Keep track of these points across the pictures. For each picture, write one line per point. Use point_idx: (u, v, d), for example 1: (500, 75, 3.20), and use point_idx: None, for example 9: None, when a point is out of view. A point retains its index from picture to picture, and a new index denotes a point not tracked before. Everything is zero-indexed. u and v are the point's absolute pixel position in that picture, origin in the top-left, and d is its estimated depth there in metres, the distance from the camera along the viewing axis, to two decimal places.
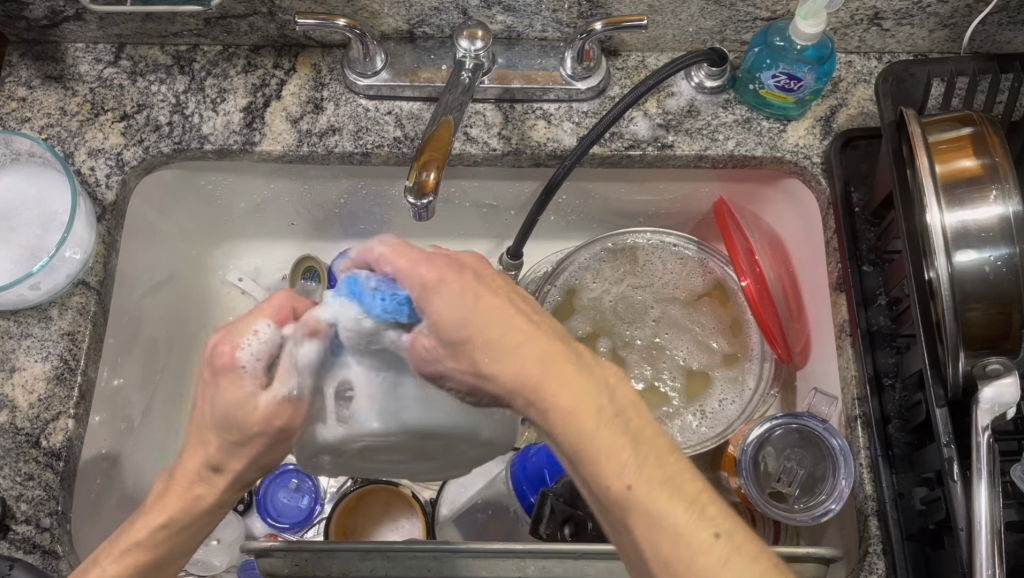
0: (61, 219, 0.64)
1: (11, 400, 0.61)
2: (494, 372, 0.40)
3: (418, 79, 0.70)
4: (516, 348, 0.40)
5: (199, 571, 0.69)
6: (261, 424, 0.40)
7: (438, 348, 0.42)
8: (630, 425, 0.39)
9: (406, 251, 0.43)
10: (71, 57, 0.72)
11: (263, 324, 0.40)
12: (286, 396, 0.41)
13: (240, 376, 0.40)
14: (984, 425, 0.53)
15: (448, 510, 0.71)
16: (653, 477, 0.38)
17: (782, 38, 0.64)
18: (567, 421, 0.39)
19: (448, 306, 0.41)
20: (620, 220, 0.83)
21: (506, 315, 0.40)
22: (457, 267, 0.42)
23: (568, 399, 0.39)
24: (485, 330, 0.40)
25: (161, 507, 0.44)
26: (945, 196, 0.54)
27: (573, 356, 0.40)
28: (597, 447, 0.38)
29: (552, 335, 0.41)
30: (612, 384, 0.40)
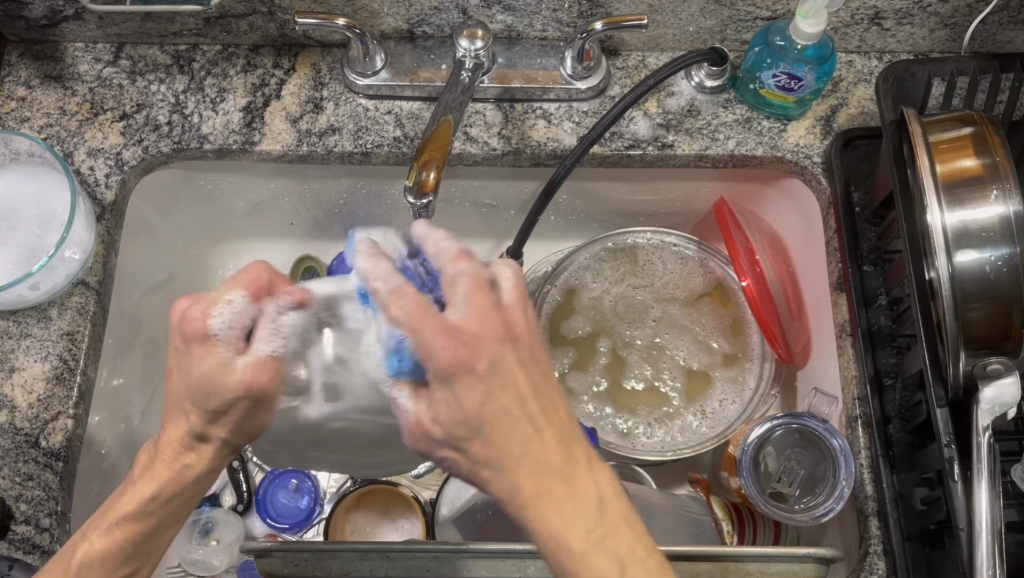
0: (61, 218, 0.64)
1: (11, 400, 0.61)
2: (491, 483, 0.40)
3: (418, 78, 0.70)
4: (516, 464, 0.39)
5: (199, 571, 0.69)
6: (241, 385, 0.40)
7: (438, 442, 0.40)
8: (616, 551, 0.40)
9: (429, 321, 0.38)
10: (71, 57, 0.72)
11: (236, 295, 0.41)
12: (266, 354, 0.41)
13: (213, 344, 0.40)
14: (984, 425, 0.53)
15: (447, 510, 0.70)
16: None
17: (783, 38, 0.64)
18: (556, 543, 0.40)
19: (456, 401, 0.38)
20: (620, 220, 0.82)
21: (511, 427, 0.39)
22: (474, 348, 0.38)
23: (559, 524, 0.39)
24: (490, 439, 0.39)
25: (149, 478, 0.44)
26: (945, 196, 0.54)
27: (569, 476, 0.40)
28: (586, 574, 0.40)
29: (554, 446, 0.40)
30: (603, 504, 0.40)
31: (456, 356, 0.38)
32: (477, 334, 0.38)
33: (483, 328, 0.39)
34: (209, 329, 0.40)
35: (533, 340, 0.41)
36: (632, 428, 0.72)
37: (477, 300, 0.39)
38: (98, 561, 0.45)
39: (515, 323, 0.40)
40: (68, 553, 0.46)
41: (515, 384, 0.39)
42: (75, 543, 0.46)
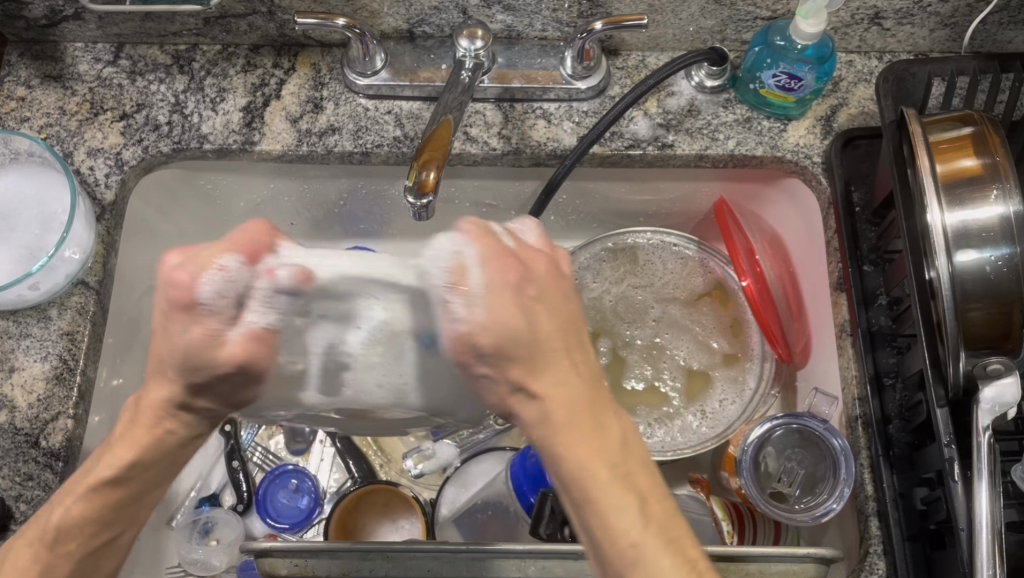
0: (61, 218, 0.64)
1: (11, 400, 0.61)
2: (523, 407, 0.41)
3: (418, 78, 0.70)
4: (551, 381, 0.40)
5: (199, 571, 0.69)
6: (232, 360, 0.40)
7: (474, 358, 0.40)
8: (637, 485, 0.40)
9: (487, 242, 0.41)
10: (71, 57, 0.72)
11: (230, 260, 0.39)
12: (260, 328, 0.40)
13: (201, 312, 0.39)
14: (984, 425, 0.53)
15: (448, 510, 0.71)
16: (655, 540, 0.39)
17: (783, 38, 0.64)
18: (578, 472, 0.40)
19: (504, 316, 0.39)
20: (621, 220, 0.82)
21: (553, 349, 0.40)
22: (526, 271, 0.41)
23: (586, 454, 0.40)
24: (531, 357, 0.40)
25: (127, 444, 0.45)
26: (946, 196, 0.54)
27: (598, 410, 0.41)
28: (605, 504, 0.39)
29: (587, 379, 0.41)
30: (627, 441, 0.41)
31: (509, 274, 0.40)
32: (527, 260, 0.42)
33: (531, 258, 0.42)
34: (196, 296, 0.38)
35: (573, 287, 0.43)
36: None
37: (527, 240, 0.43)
38: (75, 525, 0.46)
39: (560, 267, 0.43)
40: (43, 518, 0.47)
41: (558, 312, 0.41)
42: (50, 506, 0.47)
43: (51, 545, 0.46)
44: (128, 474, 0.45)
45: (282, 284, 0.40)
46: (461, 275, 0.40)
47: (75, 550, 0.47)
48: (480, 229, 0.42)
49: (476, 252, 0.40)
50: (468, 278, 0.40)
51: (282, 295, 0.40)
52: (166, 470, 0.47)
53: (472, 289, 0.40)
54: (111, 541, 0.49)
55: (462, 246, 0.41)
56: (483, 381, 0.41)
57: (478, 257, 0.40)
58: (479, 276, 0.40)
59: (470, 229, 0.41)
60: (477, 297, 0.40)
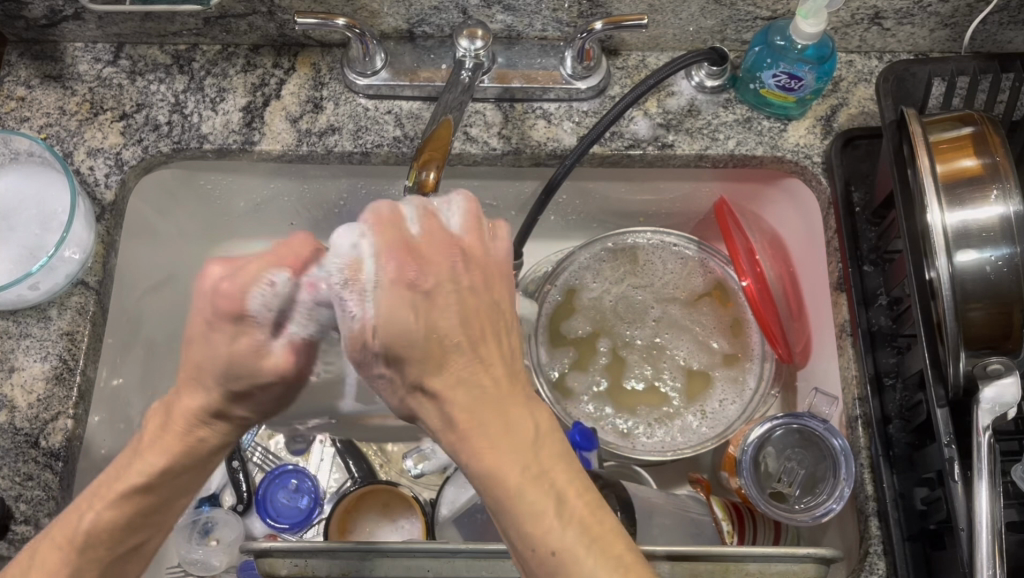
0: (61, 218, 0.64)
1: (11, 400, 0.61)
2: (427, 409, 0.40)
3: (418, 78, 0.70)
4: (449, 381, 0.39)
5: (199, 571, 0.69)
6: (277, 369, 0.42)
7: (375, 356, 0.40)
8: (551, 481, 0.39)
9: (389, 235, 0.41)
10: (71, 57, 0.72)
11: (279, 276, 0.41)
12: (298, 338, 0.42)
13: (252, 326, 0.41)
14: (984, 425, 0.53)
15: (448, 510, 0.70)
16: (575, 538, 0.39)
17: (783, 38, 0.64)
18: (489, 474, 0.39)
19: (397, 313, 0.40)
20: (621, 220, 0.82)
21: (452, 347, 0.40)
22: (421, 266, 0.41)
23: (489, 452, 0.39)
24: (429, 356, 0.39)
25: (158, 450, 0.45)
26: (946, 196, 0.54)
27: (504, 405, 0.40)
28: (519, 504, 0.39)
29: (495, 374, 0.40)
30: (540, 436, 0.40)
31: (404, 270, 0.40)
32: (424, 251, 0.41)
33: (432, 251, 0.41)
34: (248, 309, 0.40)
35: (479, 275, 0.42)
36: (632, 428, 0.72)
37: (433, 225, 0.42)
38: (103, 532, 0.46)
39: (468, 252, 0.42)
40: (67, 523, 0.46)
41: (461, 306, 0.41)
42: (77, 511, 0.46)
43: (79, 551, 0.45)
44: (157, 481, 0.46)
45: (323, 296, 0.42)
46: (358, 273, 0.41)
47: (101, 555, 0.46)
48: (384, 218, 0.42)
49: (372, 246, 0.41)
50: (364, 274, 0.41)
51: (322, 307, 0.42)
52: (193, 477, 0.48)
53: (366, 284, 0.40)
54: (134, 546, 0.48)
55: (362, 240, 0.41)
56: (384, 382, 0.41)
57: (372, 251, 0.41)
58: (376, 268, 0.40)
59: (374, 219, 0.42)
60: (372, 290, 0.40)
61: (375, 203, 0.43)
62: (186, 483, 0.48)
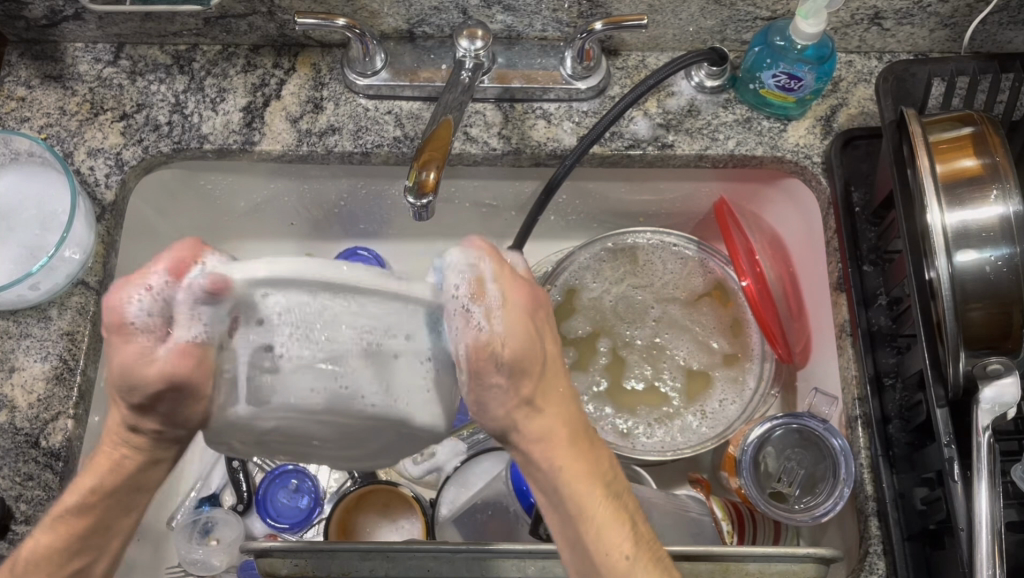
0: (61, 218, 0.64)
1: (11, 400, 0.61)
2: (524, 422, 0.43)
3: (418, 78, 0.70)
4: (546, 402, 0.44)
5: (199, 571, 0.69)
6: (162, 375, 0.39)
7: (498, 366, 0.41)
8: (626, 505, 0.44)
9: (499, 260, 0.43)
10: (71, 57, 0.72)
11: (155, 276, 0.39)
12: (185, 342, 0.39)
13: (133, 332, 0.39)
14: (984, 425, 0.53)
15: (448, 510, 0.71)
16: (641, 557, 0.42)
17: (783, 38, 0.64)
18: (574, 487, 0.42)
19: (522, 331, 0.42)
20: (621, 220, 0.82)
21: (553, 371, 0.44)
22: (536, 296, 0.44)
23: (580, 470, 0.42)
24: (541, 374, 0.43)
25: (92, 470, 0.45)
26: (946, 196, 0.54)
27: (588, 428, 0.45)
28: (596, 519, 0.42)
29: (577, 404, 0.45)
30: (615, 465, 0.45)
31: (524, 295, 0.43)
32: (536, 286, 0.44)
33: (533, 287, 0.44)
34: (125, 316, 0.39)
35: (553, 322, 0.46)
36: (632, 428, 0.72)
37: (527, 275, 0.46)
38: (42, 556, 0.45)
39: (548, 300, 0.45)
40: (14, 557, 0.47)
41: (553, 337, 0.45)
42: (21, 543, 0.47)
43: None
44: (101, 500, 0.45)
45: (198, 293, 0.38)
46: (480, 288, 0.41)
47: None
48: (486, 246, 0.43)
49: (490, 268, 0.42)
50: (488, 291, 0.41)
51: (203, 305, 0.38)
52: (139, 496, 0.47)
53: (491, 302, 0.41)
54: (86, 571, 0.47)
55: (482, 263, 0.42)
56: (495, 392, 0.42)
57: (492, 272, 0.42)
58: (495, 288, 0.41)
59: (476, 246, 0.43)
60: (496, 307, 0.41)
61: (472, 239, 0.43)
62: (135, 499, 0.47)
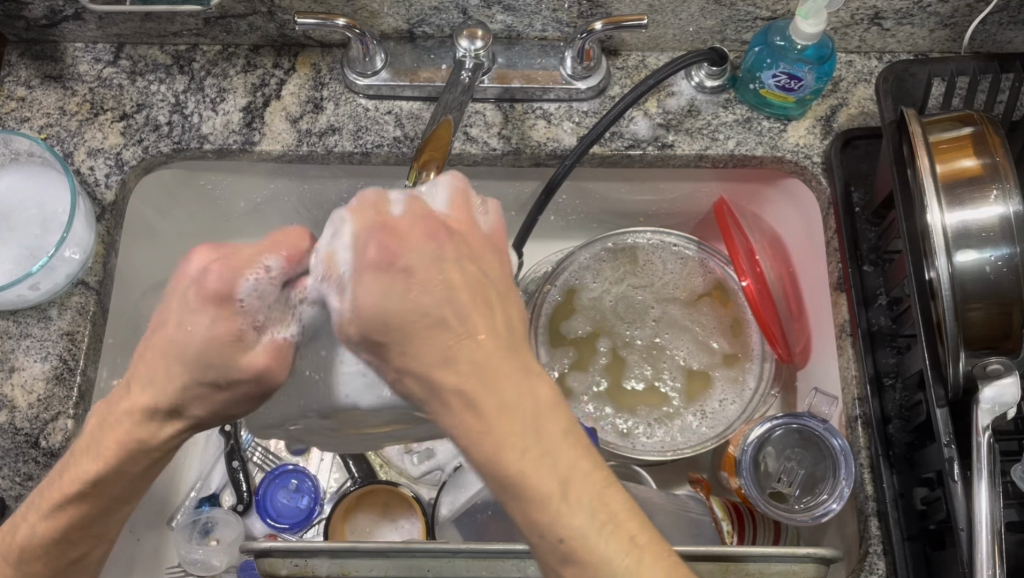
0: (60, 217, 0.64)
1: (11, 400, 0.61)
2: (415, 387, 0.40)
3: (418, 78, 0.70)
4: (432, 362, 0.39)
5: (199, 571, 0.70)
6: (252, 367, 0.41)
7: (358, 343, 0.41)
8: (557, 464, 0.38)
9: (370, 218, 0.42)
10: (71, 57, 0.72)
11: (270, 263, 0.43)
12: (285, 339, 0.42)
13: (237, 312, 0.41)
14: (984, 425, 0.53)
15: (448, 510, 0.70)
16: (584, 518, 0.38)
17: (783, 38, 0.64)
18: (486, 454, 0.38)
19: (376, 297, 0.40)
20: (621, 220, 0.82)
21: (430, 321, 0.39)
22: (400, 244, 0.41)
23: (489, 431, 0.38)
24: (412, 329, 0.39)
25: (93, 458, 0.44)
26: (946, 196, 0.54)
27: (503, 378, 0.38)
28: (522, 483, 0.38)
29: (484, 347, 0.39)
30: (541, 414, 0.38)
31: (374, 253, 0.41)
32: (402, 231, 0.42)
33: (409, 229, 0.42)
34: (236, 293, 0.41)
35: (459, 246, 0.42)
36: (632, 428, 0.72)
37: (419, 207, 0.43)
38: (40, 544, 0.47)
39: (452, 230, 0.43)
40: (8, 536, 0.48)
41: (437, 276, 0.40)
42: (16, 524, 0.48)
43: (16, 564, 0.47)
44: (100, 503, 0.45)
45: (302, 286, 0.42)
46: (334, 263, 0.42)
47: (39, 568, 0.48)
48: (367, 202, 0.43)
49: (348, 234, 0.42)
50: (341, 262, 0.42)
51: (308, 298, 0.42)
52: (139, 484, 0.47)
53: (342, 273, 0.42)
54: (85, 555, 0.49)
55: (342, 229, 0.43)
56: (375, 365, 0.41)
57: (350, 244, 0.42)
58: (349, 258, 0.42)
59: (355, 208, 0.43)
60: (347, 281, 0.41)
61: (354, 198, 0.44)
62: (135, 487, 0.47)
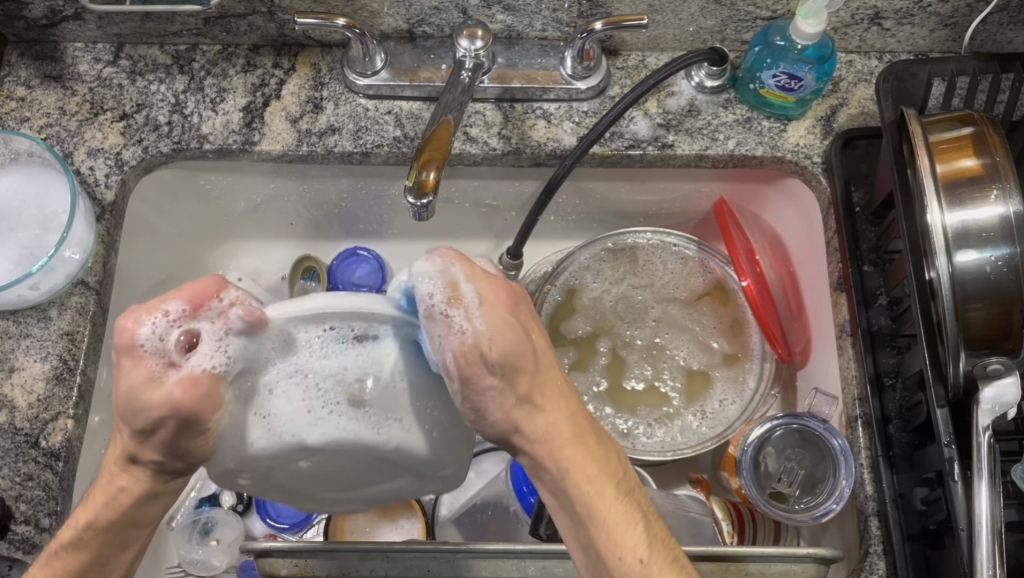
0: (60, 218, 0.64)
1: (11, 400, 0.61)
2: (527, 422, 0.41)
3: (418, 78, 0.70)
4: (548, 399, 0.42)
5: (198, 571, 0.69)
6: (167, 402, 0.37)
7: (490, 370, 0.39)
8: (638, 503, 0.43)
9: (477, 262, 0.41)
10: (71, 57, 0.72)
11: (172, 304, 0.38)
12: (201, 371, 0.37)
13: (141, 356, 0.37)
14: (984, 425, 0.53)
15: (448, 510, 0.71)
16: (660, 555, 0.42)
17: (783, 38, 0.64)
18: (589, 486, 0.42)
19: (511, 329, 0.40)
20: (621, 220, 0.82)
21: (549, 368, 0.43)
22: (512, 291, 0.42)
23: (594, 466, 0.42)
24: (534, 370, 0.42)
25: (86, 508, 0.44)
26: (946, 196, 0.54)
27: (594, 427, 0.44)
28: (615, 519, 0.42)
29: (577, 397, 0.44)
30: (624, 460, 0.44)
31: (502, 293, 0.41)
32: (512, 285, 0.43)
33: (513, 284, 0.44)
34: (132, 338, 0.37)
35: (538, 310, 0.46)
36: (632, 428, 0.72)
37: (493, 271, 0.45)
38: None
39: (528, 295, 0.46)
40: None
41: (541, 328, 0.43)
42: None
43: None
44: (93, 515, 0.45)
45: (235, 326, 0.38)
46: (459, 293, 0.39)
47: None
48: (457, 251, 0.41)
49: (463, 270, 0.40)
50: (466, 293, 0.39)
51: (237, 336, 0.38)
52: (135, 534, 0.46)
53: (472, 301, 0.39)
54: None
55: (453, 267, 0.40)
56: (491, 396, 0.40)
57: (469, 275, 0.40)
58: (474, 289, 0.39)
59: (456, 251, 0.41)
60: (478, 309, 0.39)
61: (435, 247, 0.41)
62: (132, 534, 0.45)
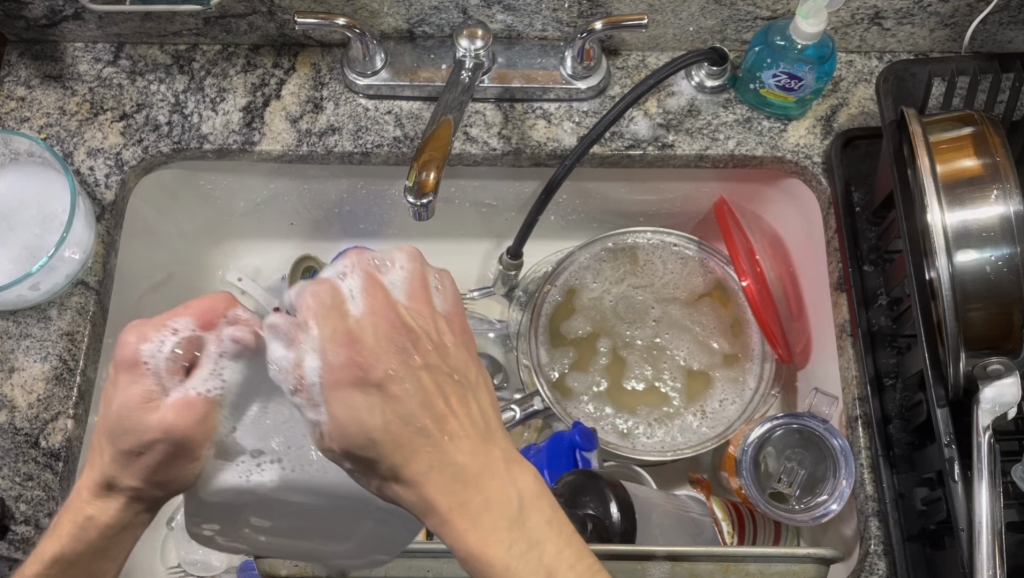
0: (61, 218, 0.64)
1: (11, 400, 0.61)
2: (403, 495, 0.40)
3: (418, 78, 0.70)
4: (419, 472, 0.39)
5: (199, 571, 0.70)
6: (162, 425, 0.39)
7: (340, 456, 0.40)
8: (542, 556, 0.40)
9: (331, 321, 0.40)
10: (71, 57, 0.72)
11: (182, 323, 0.41)
12: (197, 395, 0.40)
13: (144, 373, 0.39)
14: (985, 425, 0.53)
15: None
16: None
17: (783, 38, 0.64)
18: (475, 552, 0.39)
19: (351, 415, 0.39)
20: (621, 220, 0.82)
21: (416, 435, 0.39)
22: (369, 356, 0.39)
23: (477, 532, 0.39)
24: (392, 448, 0.39)
25: (53, 538, 0.44)
26: (945, 196, 0.54)
27: (479, 484, 0.40)
28: None
29: (467, 447, 0.40)
30: (522, 505, 0.40)
31: (346, 370, 0.39)
32: (370, 336, 0.40)
33: (373, 331, 0.40)
34: (140, 355, 0.38)
35: (433, 336, 0.42)
36: (632, 428, 0.72)
37: (376, 294, 0.41)
38: None
39: (416, 317, 0.42)
40: None
41: (420, 391, 0.40)
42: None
43: None
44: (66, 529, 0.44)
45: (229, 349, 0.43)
46: (302, 375, 0.39)
47: None
48: (325, 300, 0.40)
49: (315, 346, 0.40)
50: (308, 376, 0.39)
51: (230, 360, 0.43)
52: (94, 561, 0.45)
53: (313, 388, 0.39)
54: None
55: (304, 334, 0.40)
56: (357, 474, 0.41)
57: (316, 358, 0.39)
58: (315, 376, 0.39)
59: (312, 305, 0.40)
60: (319, 399, 0.39)
61: (309, 284, 0.41)
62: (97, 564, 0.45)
